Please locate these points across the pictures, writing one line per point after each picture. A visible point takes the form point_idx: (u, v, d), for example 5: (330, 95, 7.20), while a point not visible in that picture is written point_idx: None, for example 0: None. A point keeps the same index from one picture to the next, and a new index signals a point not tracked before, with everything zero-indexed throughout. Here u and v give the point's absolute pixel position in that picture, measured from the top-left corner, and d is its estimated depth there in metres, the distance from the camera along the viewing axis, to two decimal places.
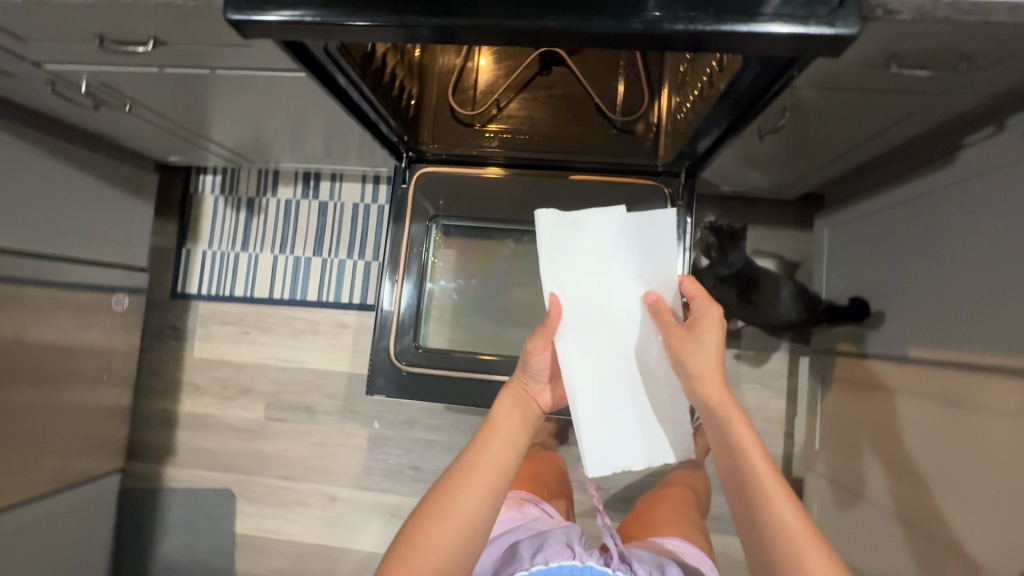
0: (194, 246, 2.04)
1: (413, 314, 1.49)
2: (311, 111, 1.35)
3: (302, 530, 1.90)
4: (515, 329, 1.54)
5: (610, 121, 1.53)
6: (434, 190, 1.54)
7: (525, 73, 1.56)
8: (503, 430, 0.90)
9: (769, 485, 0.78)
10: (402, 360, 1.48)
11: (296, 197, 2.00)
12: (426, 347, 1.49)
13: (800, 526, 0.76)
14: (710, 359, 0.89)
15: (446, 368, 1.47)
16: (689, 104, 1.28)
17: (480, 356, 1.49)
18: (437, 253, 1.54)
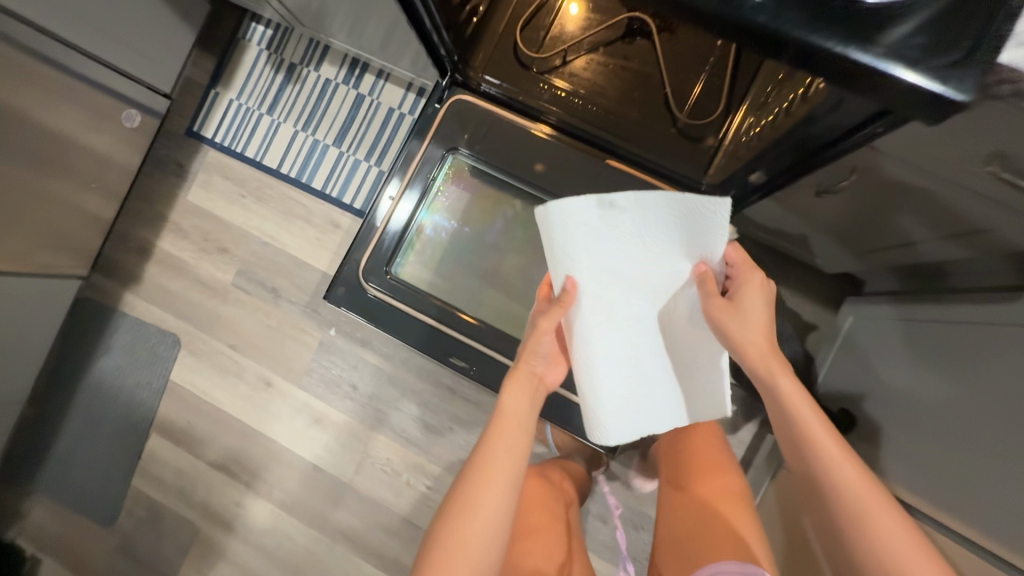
0: (223, 91, 1.97)
1: (395, 240, 1.40)
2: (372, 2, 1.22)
3: (229, 399, 1.92)
4: (489, 295, 1.46)
5: (672, 118, 1.38)
6: (465, 121, 1.42)
7: (607, 32, 1.39)
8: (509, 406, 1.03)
9: (832, 456, 0.96)
10: (368, 280, 1.40)
11: (336, 80, 1.91)
12: (396, 276, 1.41)
13: (862, 487, 0.92)
14: (761, 328, 1.04)
15: (407, 305, 1.39)
16: (768, 126, 1.14)
17: (444, 306, 1.40)
18: (444, 186, 1.45)
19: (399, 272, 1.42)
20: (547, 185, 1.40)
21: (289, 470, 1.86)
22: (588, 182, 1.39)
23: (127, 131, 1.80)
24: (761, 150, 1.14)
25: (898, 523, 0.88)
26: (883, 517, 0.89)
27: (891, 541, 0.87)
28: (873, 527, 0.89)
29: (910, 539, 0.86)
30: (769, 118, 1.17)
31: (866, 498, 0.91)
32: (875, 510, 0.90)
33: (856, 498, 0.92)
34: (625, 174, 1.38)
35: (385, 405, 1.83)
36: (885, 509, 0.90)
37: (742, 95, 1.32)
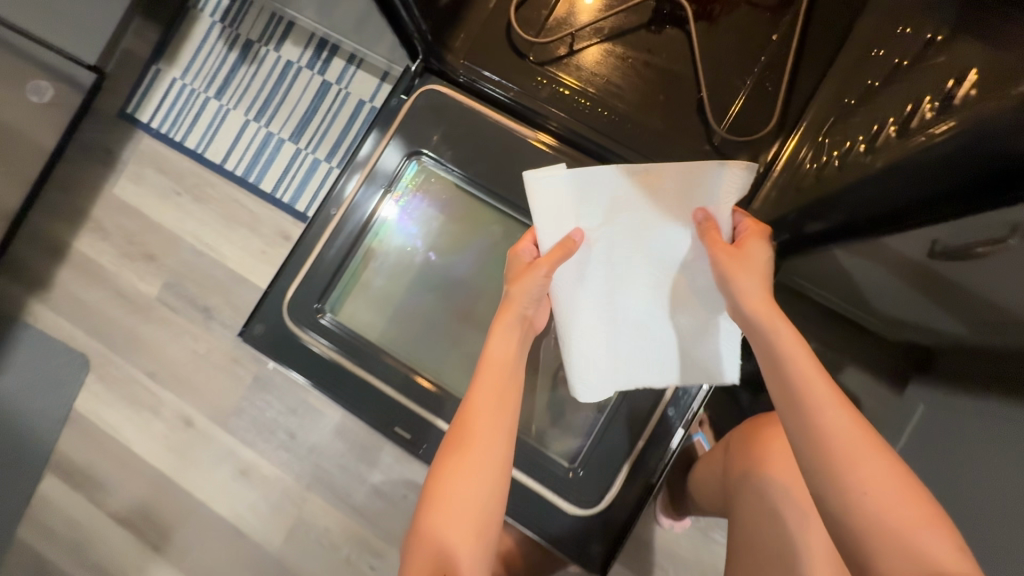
0: (165, 69, 1.65)
1: (332, 267, 1.08)
2: None
3: (142, 438, 1.58)
4: (454, 348, 1.10)
5: (707, 132, 1.05)
6: (438, 118, 1.09)
7: (629, 16, 1.09)
8: (495, 362, 0.84)
9: (817, 398, 0.69)
10: (293, 318, 1.07)
11: (299, 63, 1.59)
12: (331, 315, 1.08)
13: (856, 434, 0.66)
14: (755, 280, 0.82)
15: (340, 354, 1.06)
16: (860, 151, 0.83)
17: (388, 359, 1.07)
18: (402, 202, 1.12)
19: (336, 310, 1.10)
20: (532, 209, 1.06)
21: (205, 532, 1.52)
22: None
23: (35, 108, 1.48)
24: (849, 185, 0.83)
25: (901, 490, 0.62)
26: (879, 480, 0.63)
27: (885, 513, 0.61)
28: (864, 497, 0.62)
29: (911, 507, 0.61)
30: (871, 140, 0.82)
31: (857, 448, 0.65)
32: (872, 469, 0.64)
33: (844, 450, 0.65)
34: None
35: (327, 462, 1.49)
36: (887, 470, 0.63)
37: (797, 106, 1.03)
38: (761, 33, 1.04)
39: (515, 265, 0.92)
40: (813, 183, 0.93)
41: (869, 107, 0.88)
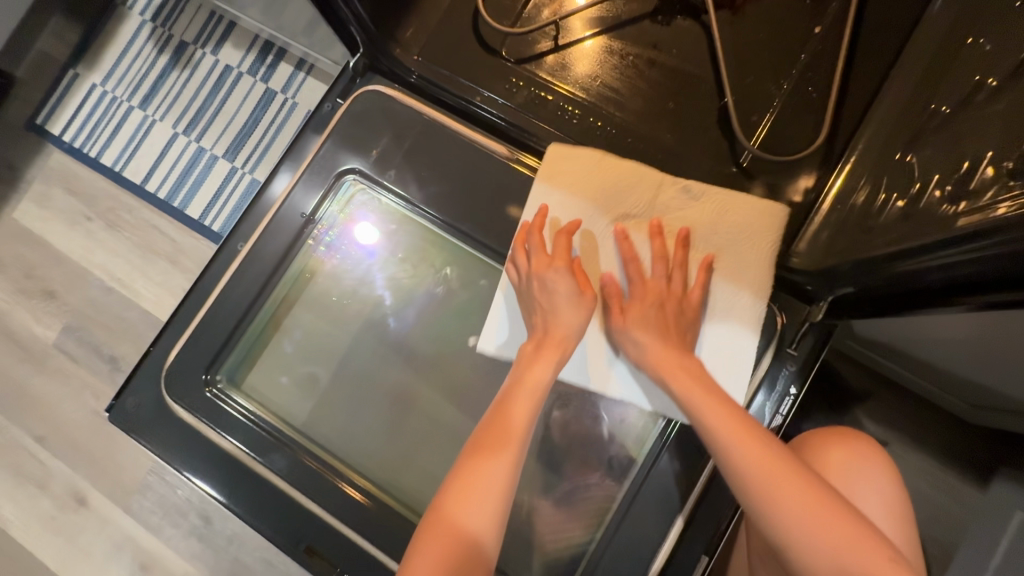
0: (84, 74, 1.40)
1: (229, 323, 0.80)
2: None
3: (20, 521, 1.26)
4: (393, 432, 0.82)
5: (730, 151, 0.80)
6: (379, 128, 0.83)
7: (629, 4, 0.86)
8: (544, 370, 0.66)
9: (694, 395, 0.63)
10: (173, 393, 0.79)
11: (240, 68, 1.35)
12: (224, 389, 0.80)
13: (729, 424, 0.59)
14: (653, 330, 0.67)
15: (232, 444, 0.78)
16: (918, 207, 0.57)
17: (299, 450, 0.78)
18: (329, 229, 0.84)
19: (234, 379, 0.82)
20: (498, 248, 0.80)
21: None
22: None
23: None
24: (883, 255, 0.58)
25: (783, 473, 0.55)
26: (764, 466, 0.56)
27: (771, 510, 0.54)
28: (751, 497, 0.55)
29: (796, 487, 0.54)
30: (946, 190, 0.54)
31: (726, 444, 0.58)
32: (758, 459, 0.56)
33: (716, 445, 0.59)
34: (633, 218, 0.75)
35: (248, 555, 1.19)
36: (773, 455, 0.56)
37: (850, 121, 0.77)
38: (801, 25, 0.81)
39: (569, 300, 0.69)
40: (848, 242, 0.68)
41: (944, 134, 0.60)
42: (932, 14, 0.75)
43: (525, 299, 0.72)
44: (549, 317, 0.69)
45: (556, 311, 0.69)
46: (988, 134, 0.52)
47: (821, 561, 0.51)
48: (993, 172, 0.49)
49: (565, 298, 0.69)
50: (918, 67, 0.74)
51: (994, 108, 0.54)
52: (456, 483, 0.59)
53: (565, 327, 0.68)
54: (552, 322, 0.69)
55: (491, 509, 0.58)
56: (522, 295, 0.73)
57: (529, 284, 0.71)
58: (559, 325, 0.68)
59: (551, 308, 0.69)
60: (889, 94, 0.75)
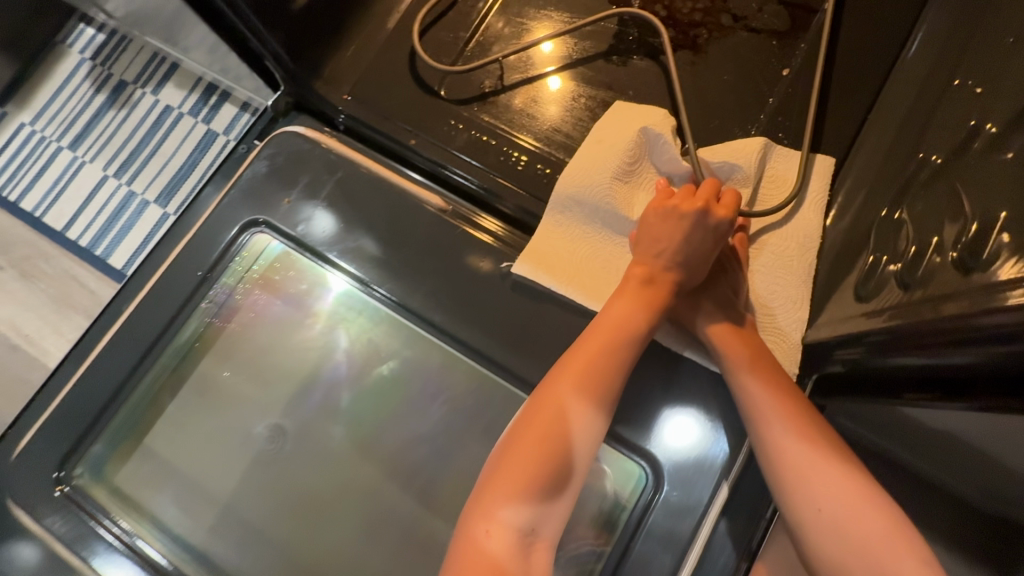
0: (13, 113, 1.31)
1: (97, 403, 0.68)
2: None
3: None
4: (289, 539, 0.66)
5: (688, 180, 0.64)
6: (294, 175, 0.74)
7: (582, 43, 0.78)
8: (628, 321, 0.58)
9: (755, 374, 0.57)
10: (14, 497, 0.65)
11: (180, 108, 1.25)
12: (79, 488, 0.66)
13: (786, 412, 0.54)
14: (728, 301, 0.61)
15: (81, 560, 0.64)
16: (919, 278, 0.45)
17: (168, 567, 0.64)
18: (230, 293, 0.73)
19: (98, 474, 0.68)
20: (418, 312, 0.69)
21: None
22: (511, 316, 0.67)
23: None
24: (883, 331, 0.47)
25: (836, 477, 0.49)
26: (817, 463, 0.50)
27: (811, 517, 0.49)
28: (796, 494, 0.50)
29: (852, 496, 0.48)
30: (951, 255, 0.42)
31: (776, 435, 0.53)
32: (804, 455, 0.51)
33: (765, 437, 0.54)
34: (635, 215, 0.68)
35: None
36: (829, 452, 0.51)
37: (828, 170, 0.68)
38: (770, 65, 0.73)
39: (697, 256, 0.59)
40: (849, 311, 0.56)
41: (942, 185, 0.48)
42: (909, 58, 0.68)
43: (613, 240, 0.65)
44: (676, 259, 0.59)
45: (677, 254, 0.59)
46: (1002, 189, 0.40)
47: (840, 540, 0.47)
48: (1012, 243, 0.37)
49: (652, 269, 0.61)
50: (899, 114, 0.66)
51: (1007, 157, 0.41)
52: (497, 489, 0.51)
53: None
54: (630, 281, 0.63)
55: (513, 534, 0.50)
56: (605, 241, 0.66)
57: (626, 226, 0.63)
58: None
59: (660, 253, 0.60)
60: (870, 140, 0.67)
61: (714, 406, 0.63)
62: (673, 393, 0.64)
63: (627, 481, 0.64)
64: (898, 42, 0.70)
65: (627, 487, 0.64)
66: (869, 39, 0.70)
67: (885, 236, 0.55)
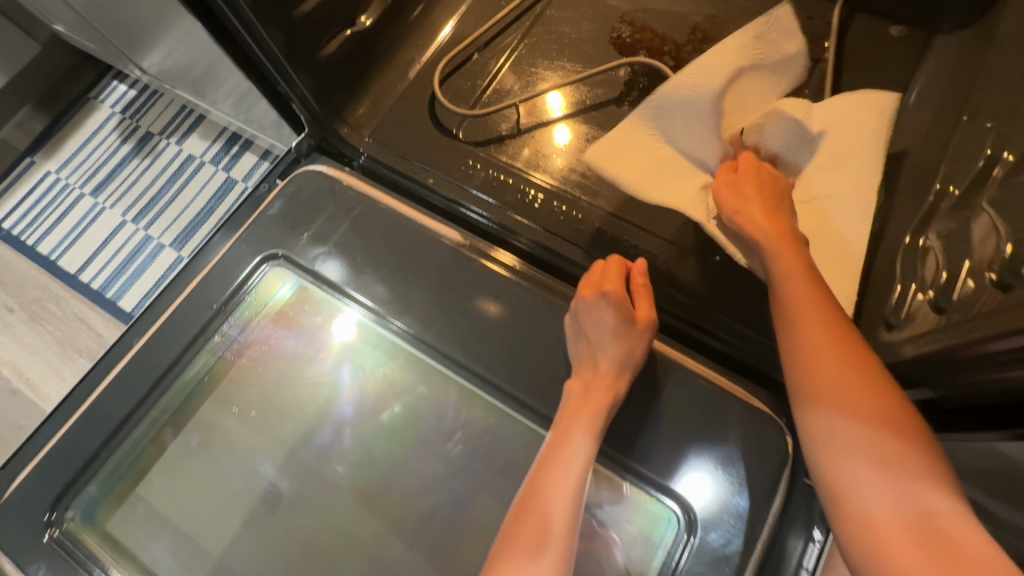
0: (40, 162, 1.34)
1: (95, 441, 0.65)
2: None
3: None
4: None
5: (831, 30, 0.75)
6: (312, 213, 0.75)
7: (594, 89, 0.81)
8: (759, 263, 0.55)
9: (841, 374, 0.46)
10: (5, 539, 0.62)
11: (202, 156, 1.29)
12: (68, 536, 0.63)
13: (885, 427, 0.44)
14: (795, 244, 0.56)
15: None
16: (955, 300, 0.44)
17: None
18: (251, 331, 0.73)
19: (91, 518, 0.65)
20: (435, 345, 0.68)
21: None
22: (527, 351, 0.66)
23: None
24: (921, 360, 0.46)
25: (951, 519, 0.40)
26: (928, 498, 0.41)
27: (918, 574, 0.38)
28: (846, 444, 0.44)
29: (975, 546, 0.38)
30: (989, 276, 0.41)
31: (868, 456, 0.43)
32: (909, 482, 0.42)
33: (855, 457, 0.44)
34: (638, 247, 0.72)
35: None
36: (938, 481, 0.42)
37: None
38: None
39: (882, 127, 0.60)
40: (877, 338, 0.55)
41: (969, 210, 0.48)
42: (911, 104, 0.71)
43: (579, 312, 0.64)
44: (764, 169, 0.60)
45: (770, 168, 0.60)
46: None
47: (870, 470, 0.43)
48: None
49: (610, 334, 0.62)
50: None
51: None
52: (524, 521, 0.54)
53: (607, 363, 0.62)
54: (596, 356, 0.62)
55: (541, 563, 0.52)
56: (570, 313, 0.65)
57: (601, 290, 0.64)
58: (606, 359, 0.62)
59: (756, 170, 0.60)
60: None
61: (740, 446, 0.60)
62: (694, 433, 0.61)
63: (656, 525, 0.60)
64: (900, 89, 0.73)
65: (656, 532, 0.60)
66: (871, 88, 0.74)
67: (911, 264, 0.55)
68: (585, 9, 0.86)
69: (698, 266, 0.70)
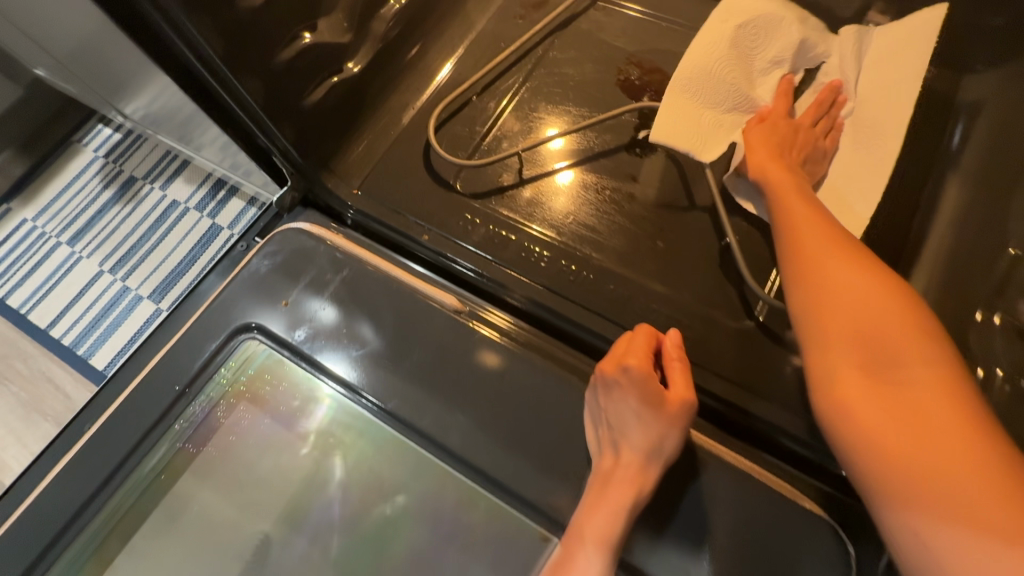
0: (16, 209, 1.28)
1: (33, 550, 0.57)
2: (99, 34, 0.56)
3: None
4: None
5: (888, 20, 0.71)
6: (293, 277, 0.68)
7: (601, 135, 0.75)
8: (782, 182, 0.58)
9: (825, 271, 0.51)
10: None
11: (186, 202, 1.23)
12: None
13: (863, 309, 0.48)
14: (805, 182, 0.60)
15: None
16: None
17: None
18: (221, 414, 0.64)
19: None
20: (429, 432, 0.60)
21: None
22: (533, 434, 0.59)
23: None
24: None
25: (915, 380, 0.44)
26: (895, 361, 0.45)
27: (872, 424, 0.44)
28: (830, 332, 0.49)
29: (926, 400, 0.42)
30: None
31: (848, 345, 0.48)
32: (880, 350, 0.46)
33: (828, 336, 0.49)
34: (657, 311, 0.64)
35: None
36: (912, 349, 0.45)
37: None
38: None
39: (910, 80, 0.63)
40: None
41: None
42: (953, 148, 0.65)
43: (600, 388, 0.57)
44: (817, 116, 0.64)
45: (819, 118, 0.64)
46: None
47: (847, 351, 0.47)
48: None
49: (634, 416, 0.54)
50: (954, 206, 0.62)
51: None
52: None
53: (631, 453, 0.54)
54: (619, 442, 0.55)
55: None
56: (591, 384, 0.58)
57: (622, 364, 0.56)
58: (629, 447, 0.54)
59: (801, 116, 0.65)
60: (928, 231, 0.61)
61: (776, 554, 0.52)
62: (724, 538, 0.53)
63: None
64: (938, 134, 0.67)
65: None
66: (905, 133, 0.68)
67: None
68: (590, 50, 0.80)
69: (726, 333, 0.62)
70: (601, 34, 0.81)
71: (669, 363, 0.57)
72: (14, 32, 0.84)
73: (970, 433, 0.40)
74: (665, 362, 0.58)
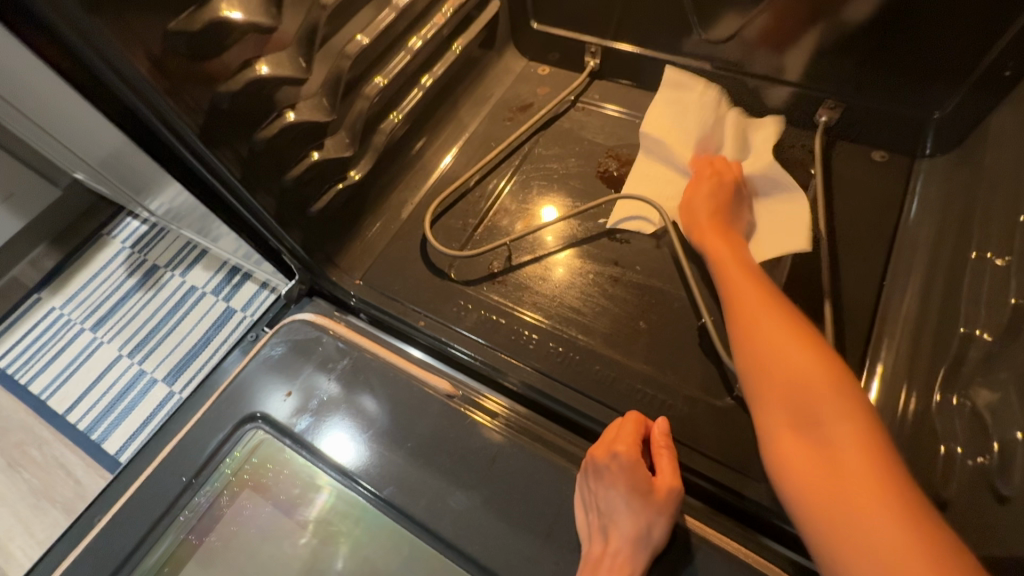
0: (46, 298, 1.36)
1: None
2: (136, 159, 0.64)
3: None
4: None
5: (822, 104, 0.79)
6: (297, 365, 0.72)
7: (585, 223, 0.81)
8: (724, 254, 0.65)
9: (761, 334, 0.56)
10: None
11: (203, 287, 1.30)
12: None
13: (795, 374, 0.53)
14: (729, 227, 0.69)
15: None
16: (1020, 489, 0.44)
17: None
18: (226, 504, 0.66)
19: None
20: (425, 517, 0.61)
21: None
22: (527, 516, 0.60)
23: None
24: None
25: (839, 442, 0.48)
26: (823, 425, 0.50)
27: (806, 483, 0.49)
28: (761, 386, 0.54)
29: (850, 459, 0.47)
30: None
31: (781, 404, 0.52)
32: (809, 411, 0.51)
33: (764, 397, 0.54)
34: (642, 389, 0.67)
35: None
36: (837, 411, 0.50)
37: (856, 343, 0.65)
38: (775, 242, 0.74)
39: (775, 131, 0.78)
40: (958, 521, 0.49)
41: None
42: (912, 220, 0.73)
43: (591, 473, 0.59)
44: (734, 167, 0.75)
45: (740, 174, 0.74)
46: None
47: (780, 409, 0.52)
48: None
49: (623, 504, 0.55)
50: (917, 276, 0.68)
51: None
52: None
53: (621, 541, 0.54)
54: (609, 529, 0.55)
55: None
56: (582, 469, 0.60)
57: (612, 451, 0.58)
58: (619, 535, 0.55)
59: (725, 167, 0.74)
60: (893, 305, 0.67)
61: None
62: None
63: None
64: (897, 209, 0.74)
65: None
66: (862, 216, 0.74)
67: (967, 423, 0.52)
68: (571, 146, 0.89)
69: (710, 410, 0.65)
70: (581, 131, 0.90)
71: (659, 451, 0.59)
72: (58, 151, 0.93)
73: (883, 485, 0.45)
74: (653, 451, 0.60)
